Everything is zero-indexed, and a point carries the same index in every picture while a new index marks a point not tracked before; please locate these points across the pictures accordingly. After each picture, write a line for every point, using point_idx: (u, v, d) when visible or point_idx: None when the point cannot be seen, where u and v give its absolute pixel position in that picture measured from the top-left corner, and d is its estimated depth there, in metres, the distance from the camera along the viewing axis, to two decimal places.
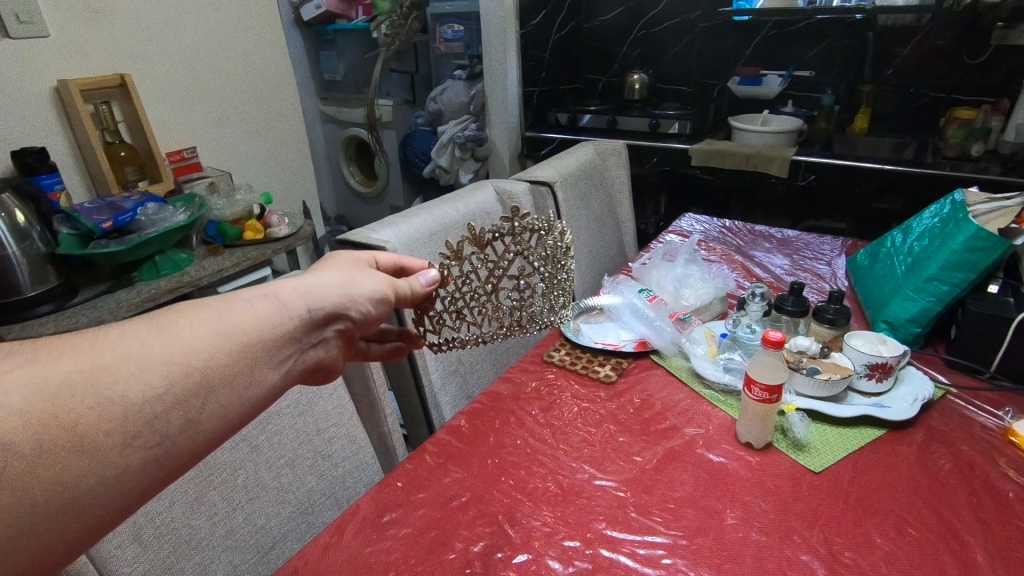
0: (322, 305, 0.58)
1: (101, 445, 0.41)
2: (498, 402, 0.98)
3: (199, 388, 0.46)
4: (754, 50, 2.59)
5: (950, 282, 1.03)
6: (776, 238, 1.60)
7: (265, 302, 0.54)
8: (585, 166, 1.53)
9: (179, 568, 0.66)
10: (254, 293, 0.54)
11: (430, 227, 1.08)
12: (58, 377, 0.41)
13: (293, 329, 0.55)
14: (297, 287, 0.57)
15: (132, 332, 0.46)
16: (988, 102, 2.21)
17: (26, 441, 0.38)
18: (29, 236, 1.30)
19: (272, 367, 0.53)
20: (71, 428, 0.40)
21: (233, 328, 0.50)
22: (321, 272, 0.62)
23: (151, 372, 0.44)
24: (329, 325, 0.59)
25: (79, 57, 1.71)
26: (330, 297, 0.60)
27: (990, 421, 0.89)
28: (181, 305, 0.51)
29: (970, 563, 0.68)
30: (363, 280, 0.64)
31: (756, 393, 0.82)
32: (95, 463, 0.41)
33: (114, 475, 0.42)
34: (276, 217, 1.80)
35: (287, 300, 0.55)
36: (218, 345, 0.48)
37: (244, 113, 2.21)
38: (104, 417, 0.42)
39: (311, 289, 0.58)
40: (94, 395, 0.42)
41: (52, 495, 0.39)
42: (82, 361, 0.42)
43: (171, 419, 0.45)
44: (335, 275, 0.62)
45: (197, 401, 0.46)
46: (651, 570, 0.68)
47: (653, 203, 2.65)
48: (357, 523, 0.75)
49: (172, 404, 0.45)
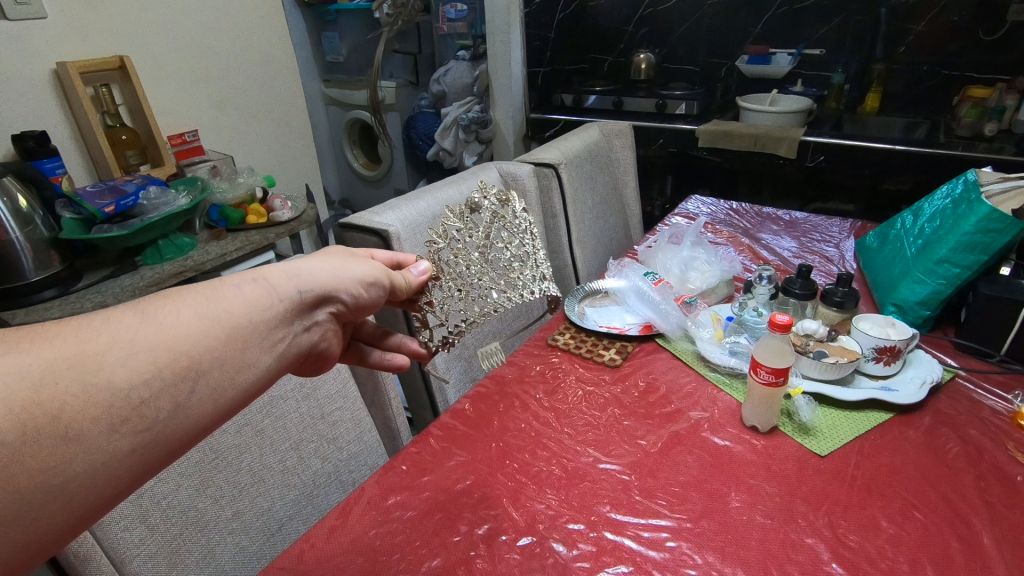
0: (311, 290, 0.58)
1: (88, 431, 0.40)
2: (502, 386, 0.98)
3: (187, 373, 0.46)
4: (764, 27, 2.54)
5: (961, 265, 1.01)
6: (784, 220, 1.58)
7: (254, 286, 0.54)
8: (591, 147, 1.50)
9: (186, 551, 0.66)
10: (242, 277, 0.54)
11: (433, 211, 1.07)
12: (43, 363, 0.40)
13: (283, 312, 0.55)
14: (286, 270, 0.57)
15: (117, 317, 0.45)
16: (1004, 80, 2.16)
17: (10, 430, 0.37)
18: (32, 221, 1.31)
19: (262, 351, 0.53)
20: (57, 416, 0.39)
21: (222, 312, 0.50)
22: (309, 257, 0.62)
23: (139, 358, 0.43)
24: (317, 310, 0.59)
25: (78, 39, 1.69)
26: (321, 282, 0.60)
27: (999, 405, 0.89)
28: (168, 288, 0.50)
29: (977, 546, 0.67)
30: (352, 266, 0.64)
31: (762, 376, 0.81)
32: (83, 449, 0.40)
33: (102, 461, 0.41)
34: (278, 200, 1.79)
35: (276, 283, 0.56)
36: (207, 329, 0.48)
37: (246, 95, 2.19)
38: (91, 404, 0.41)
39: (300, 273, 0.58)
40: (81, 381, 0.41)
41: (39, 483, 0.39)
42: (68, 347, 0.41)
43: (159, 404, 0.44)
44: (324, 261, 0.62)
45: (186, 386, 0.46)
46: (655, 553, 0.68)
47: (659, 184, 2.62)
48: (362, 506, 0.75)
49: (160, 389, 0.44)
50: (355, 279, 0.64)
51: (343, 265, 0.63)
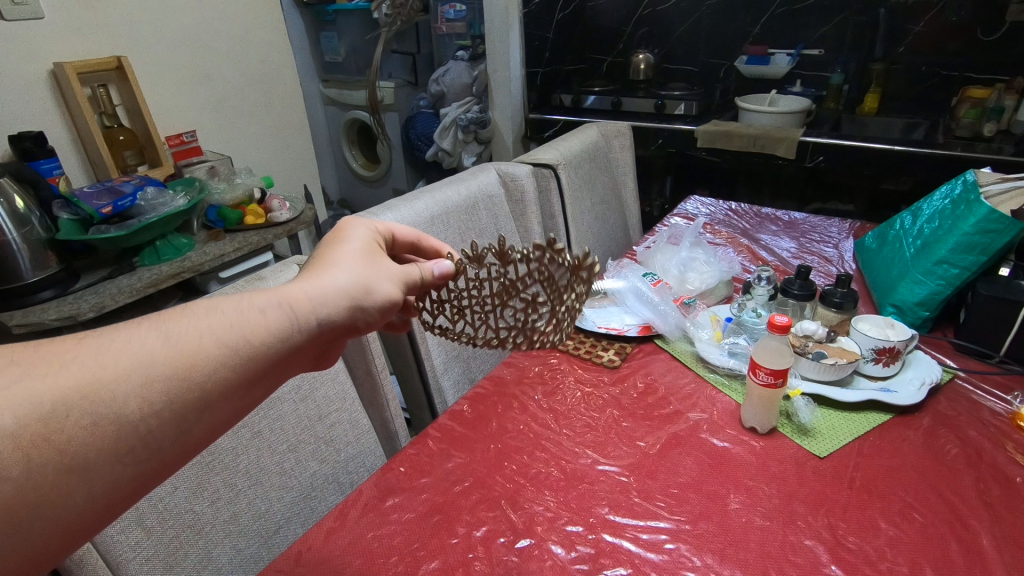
0: (334, 315, 0.57)
1: (91, 462, 0.43)
2: (501, 387, 0.98)
3: (196, 402, 0.47)
4: (762, 28, 2.54)
5: (960, 265, 1.01)
6: (782, 221, 1.58)
7: (274, 311, 0.53)
8: (590, 147, 1.50)
9: (182, 554, 0.66)
10: (266, 299, 0.53)
11: (431, 212, 1.06)
12: (55, 394, 0.42)
13: (300, 340, 0.54)
14: (311, 292, 0.56)
15: (135, 342, 0.46)
16: (1003, 80, 2.16)
17: (16, 462, 0.40)
18: (28, 222, 1.30)
19: (273, 379, 0.53)
20: (63, 446, 0.42)
21: (236, 341, 0.50)
22: (340, 271, 0.60)
23: (147, 391, 0.45)
24: (337, 333, 0.58)
25: (75, 39, 1.68)
26: (345, 305, 0.58)
27: (999, 406, 0.89)
28: (191, 307, 0.51)
29: (975, 547, 0.67)
30: (378, 281, 0.62)
31: (761, 377, 0.81)
32: (87, 478, 0.43)
33: (103, 486, 0.44)
34: (276, 201, 1.78)
35: (299, 308, 0.55)
36: (219, 360, 0.49)
37: (244, 95, 2.18)
38: (96, 436, 0.43)
39: (324, 295, 0.57)
40: (91, 413, 0.43)
41: (45, 506, 0.42)
42: (81, 377, 0.43)
43: (163, 435, 0.46)
44: (351, 274, 0.60)
45: (189, 417, 0.47)
46: (654, 555, 0.68)
47: (659, 185, 2.62)
48: (360, 508, 0.75)
49: (165, 421, 0.46)
50: (380, 297, 0.62)
51: (370, 288, 0.60)
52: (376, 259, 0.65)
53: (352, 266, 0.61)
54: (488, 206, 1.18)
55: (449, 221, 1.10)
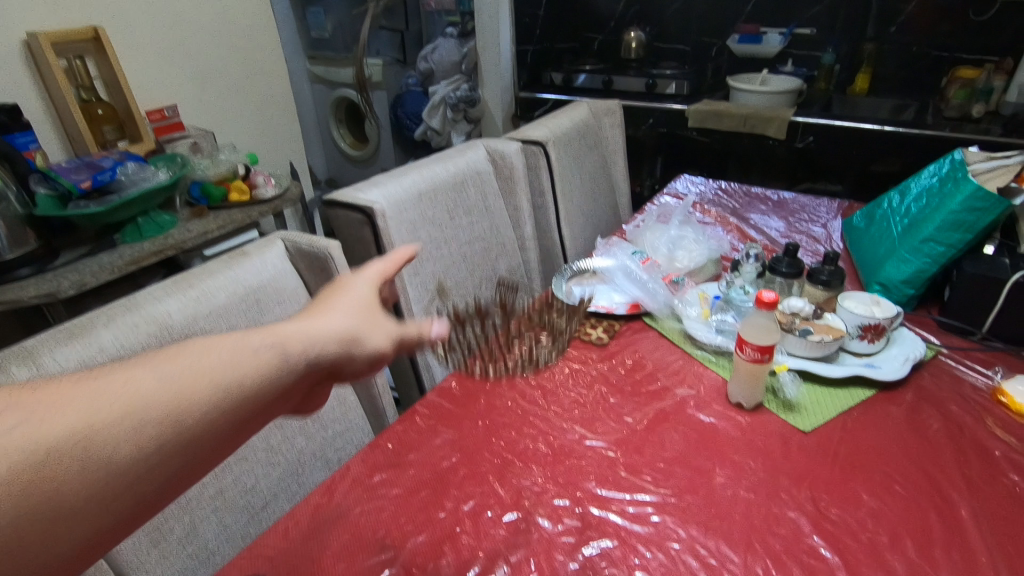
0: (326, 357, 0.54)
1: (72, 515, 0.39)
2: (489, 365, 0.98)
3: (185, 448, 0.44)
4: (754, 6, 2.52)
5: (946, 244, 1.02)
6: (772, 201, 1.58)
7: (267, 351, 0.50)
8: (580, 125, 1.48)
9: (168, 528, 0.66)
10: (262, 339, 0.51)
11: (419, 188, 1.05)
12: (42, 435, 0.39)
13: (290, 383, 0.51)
14: (305, 333, 0.54)
15: (128, 381, 0.43)
16: (993, 61, 2.16)
17: None
18: (5, 196, 1.27)
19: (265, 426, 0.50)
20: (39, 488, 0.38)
21: (228, 381, 0.47)
22: (335, 316, 0.57)
23: (138, 437, 0.42)
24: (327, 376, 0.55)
25: (51, 9, 1.64)
26: (337, 347, 0.55)
27: (980, 381, 0.90)
28: (189, 348, 0.48)
29: (954, 517, 0.69)
30: (374, 336, 0.59)
31: (748, 353, 0.81)
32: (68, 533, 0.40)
33: (85, 540, 0.40)
34: (261, 176, 1.75)
35: (292, 351, 0.52)
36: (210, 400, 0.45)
37: (228, 71, 2.14)
38: (78, 480, 0.40)
39: (317, 339, 0.54)
40: (82, 460, 0.40)
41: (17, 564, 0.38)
42: (74, 423, 0.40)
43: (147, 483, 0.43)
44: (347, 323, 0.57)
45: (181, 470, 0.44)
46: (640, 528, 0.69)
47: (649, 166, 2.61)
48: (348, 485, 0.75)
49: (155, 473, 0.43)
50: (372, 351, 0.58)
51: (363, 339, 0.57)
52: (372, 308, 0.61)
53: (348, 312, 0.59)
54: (477, 183, 1.17)
55: (438, 198, 1.08)
